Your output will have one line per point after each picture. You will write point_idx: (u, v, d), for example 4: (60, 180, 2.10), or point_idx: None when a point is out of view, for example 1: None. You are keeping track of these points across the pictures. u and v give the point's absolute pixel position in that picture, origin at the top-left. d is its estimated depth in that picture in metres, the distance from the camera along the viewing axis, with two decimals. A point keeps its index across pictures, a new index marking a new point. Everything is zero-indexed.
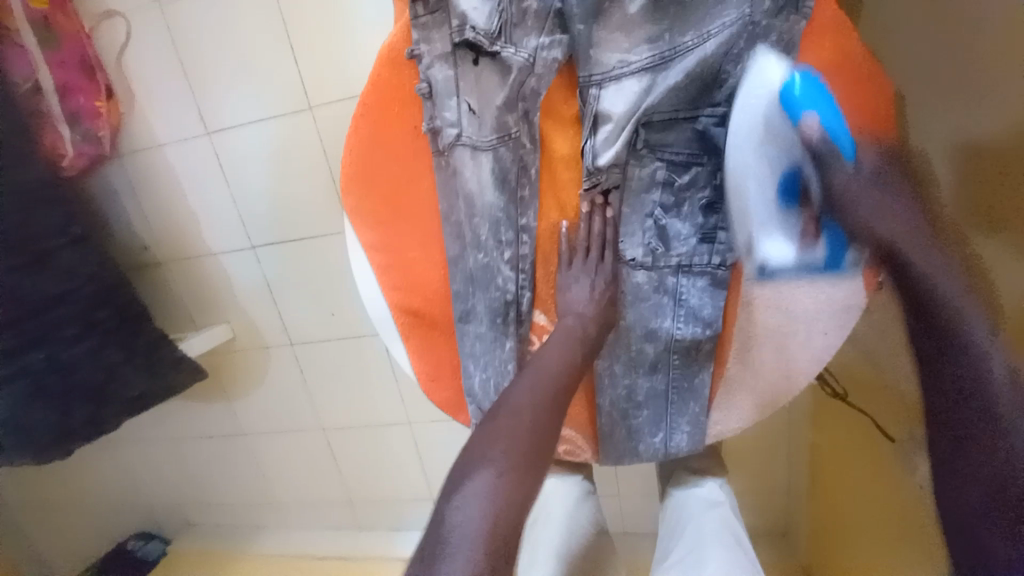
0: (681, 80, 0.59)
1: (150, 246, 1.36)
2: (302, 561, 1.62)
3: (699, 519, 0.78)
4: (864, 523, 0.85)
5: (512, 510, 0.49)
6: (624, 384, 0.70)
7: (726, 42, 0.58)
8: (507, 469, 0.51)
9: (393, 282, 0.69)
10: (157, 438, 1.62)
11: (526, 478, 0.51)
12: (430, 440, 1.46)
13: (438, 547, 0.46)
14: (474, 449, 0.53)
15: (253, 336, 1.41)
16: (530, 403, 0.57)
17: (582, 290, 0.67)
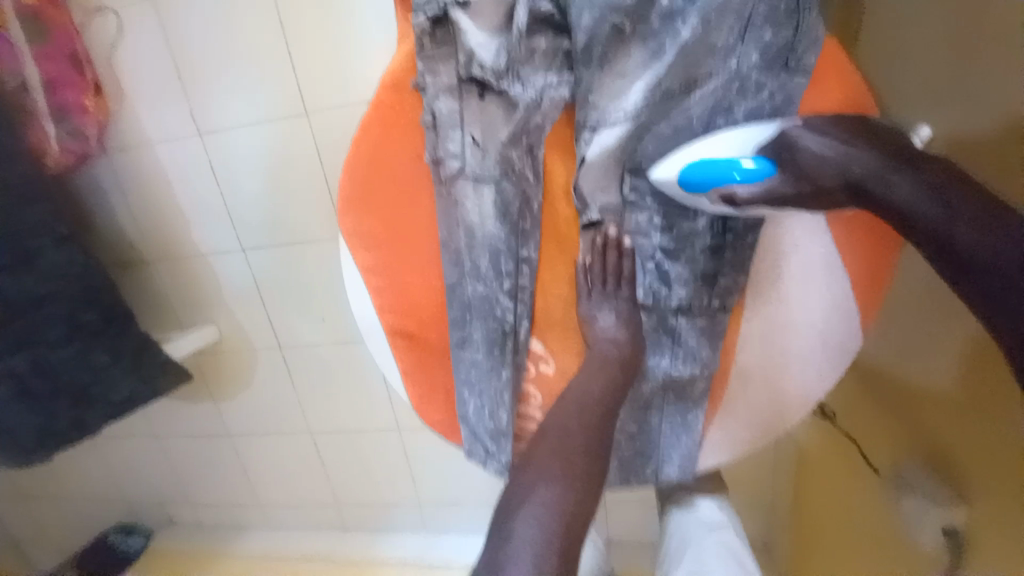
0: (667, 133, 0.60)
1: (137, 244, 1.33)
2: (286, 562, 1.61)
3: (698, 540, 0.77)
4: (845, 551, 0.88)
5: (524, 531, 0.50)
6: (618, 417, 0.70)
7: (713, 95, 0.58)
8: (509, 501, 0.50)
9: (388, 306, 0.69)
10: (140, 436, 1.60)
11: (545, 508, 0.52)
12: (419, 448, 1.46)
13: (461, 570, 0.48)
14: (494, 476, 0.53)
15: (241, 337, 1.39)
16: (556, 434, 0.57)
17: (609, 318, 0.65)
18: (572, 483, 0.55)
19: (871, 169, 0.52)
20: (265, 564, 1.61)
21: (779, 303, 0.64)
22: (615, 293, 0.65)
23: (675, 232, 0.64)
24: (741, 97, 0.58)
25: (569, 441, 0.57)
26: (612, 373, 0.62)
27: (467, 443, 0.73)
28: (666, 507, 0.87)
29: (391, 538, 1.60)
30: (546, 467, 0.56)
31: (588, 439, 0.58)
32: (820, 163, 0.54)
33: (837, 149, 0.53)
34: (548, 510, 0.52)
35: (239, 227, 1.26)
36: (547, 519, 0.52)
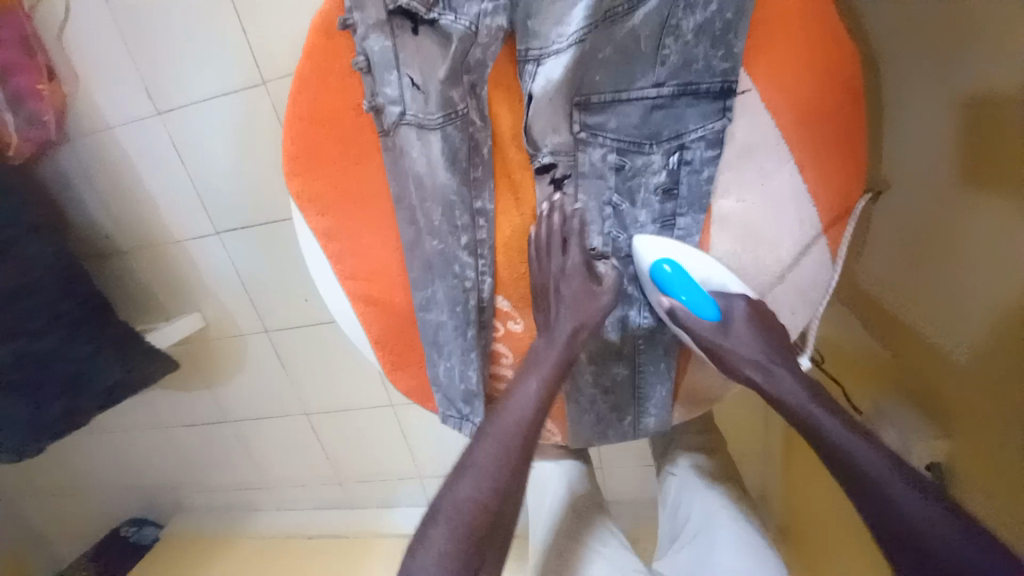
0: (613, 58, 0.55)
1: (112, 234, 1.31)
2: (294, 541, 1.64)
3: (703, 495, 0.75)
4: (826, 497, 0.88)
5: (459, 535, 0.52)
6: (591, 371, 0.69)
7: (659, 12, 0.53)
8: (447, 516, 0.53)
9: (348, 271, 0.67)
10: (140, 427, 1.61)
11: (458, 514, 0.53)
12: (414, 420, 1.46)
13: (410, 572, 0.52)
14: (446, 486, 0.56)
15: (226, 323, 1.39)
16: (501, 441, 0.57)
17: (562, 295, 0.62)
18: (476, 513, 0.53)
19: (766, 382, 0.57)
20: (274, 543, 1.65)
21: (748, 239, 0.59)
22: (567, 259, 0.62)
23: (628, 172, 0.59)
24: (687, 13, 0.53)
25: (483, 460, 0.56)
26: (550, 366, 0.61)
27: (442, 408, 0.71)
28: (663, 466, 0.85)
29: (396, 511, 1.62)
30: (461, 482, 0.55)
31: (515, 447, 0.57)
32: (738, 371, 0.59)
33: (755, 352, 0.58)
34: (450, 535, 0.52)
35: (212, 210, 1.24)
36: (445, 547, 0.51)
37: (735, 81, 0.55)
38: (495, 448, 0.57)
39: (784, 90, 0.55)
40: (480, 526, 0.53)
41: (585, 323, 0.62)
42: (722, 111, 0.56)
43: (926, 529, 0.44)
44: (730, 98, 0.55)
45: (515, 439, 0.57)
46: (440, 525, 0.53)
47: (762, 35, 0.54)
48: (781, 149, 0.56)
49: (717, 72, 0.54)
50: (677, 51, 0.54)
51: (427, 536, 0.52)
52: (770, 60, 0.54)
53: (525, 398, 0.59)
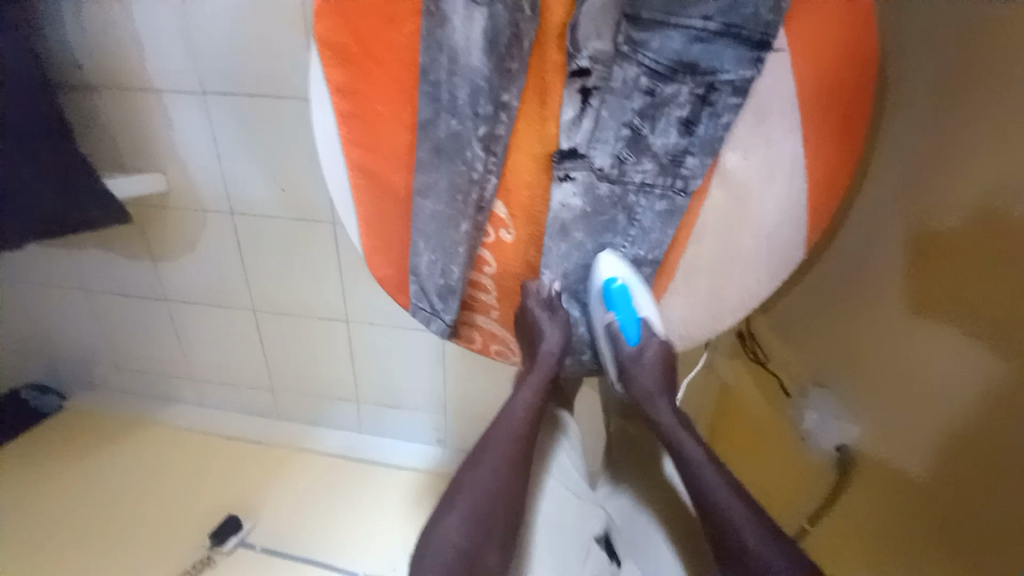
0: None
1: (82, 66, 1.19)
2: (212, 438, 1.58)
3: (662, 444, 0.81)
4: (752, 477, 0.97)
5: (475, 526, 0.61)
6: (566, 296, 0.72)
7: None
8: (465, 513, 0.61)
9: (352, 138, 0.66)
10: (65, 287, 1.49)
11: (474, 510, 0.61)
12: (365, 341, 1.45)
13: (424, 557, 0.60)
14: (454, 486, 0.64)
15: (192, 194, 1.31)
16: (506, 444, 0.66)
17: (551, 325, 0.69)
18: (491, 501, 0.62)
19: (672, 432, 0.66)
20: (190, 437, 1.59)
21: (737, 201, 0.62)
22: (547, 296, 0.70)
23: (656, 98, 0.59)
24: None
25: (493, 460, 0.65)
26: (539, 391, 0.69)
27: (415, 299, 0.72)
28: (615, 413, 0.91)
29: (322, 431, 1.60)
30: (475, 478, 0.64)
31: (516, 447, 0.66)
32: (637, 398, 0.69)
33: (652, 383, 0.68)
34: (462, 521, 0.61)
35: (204, 67, 1.15)
36: (465, 529, 0.60)
37: (774, 35, 0.56)
38: (505, 449, 0.65)
39: (817, 59, 0.57)
40: (489, 513, 0.62)
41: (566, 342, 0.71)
42: (755, 61, 0.57)
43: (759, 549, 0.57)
44: (766, 51, 0.56)
45: (520, 439, 0.67)
46: (450, 516, 0.61)
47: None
48: (793, 114, 0.58)
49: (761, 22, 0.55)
50: None
51: (448, 514, 0.62)
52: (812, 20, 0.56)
53: (521, 408, 0.69)
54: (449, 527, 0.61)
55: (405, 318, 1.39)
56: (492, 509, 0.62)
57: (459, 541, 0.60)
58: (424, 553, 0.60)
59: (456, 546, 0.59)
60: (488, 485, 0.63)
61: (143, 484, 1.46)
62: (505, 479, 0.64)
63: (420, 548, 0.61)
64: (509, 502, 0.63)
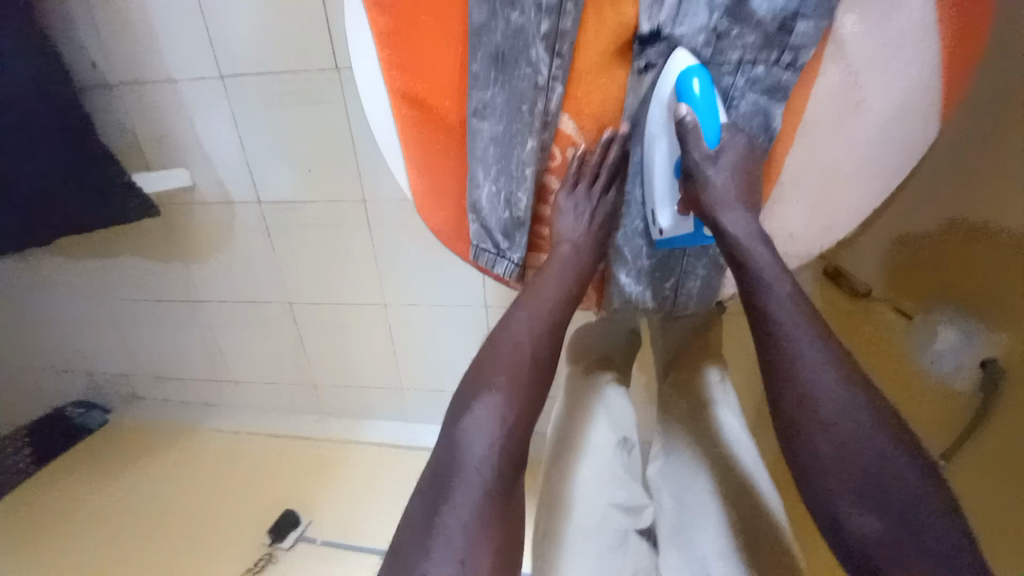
0: None
1: (96, 61, 1.15)
2: (257, 440, 1.54)
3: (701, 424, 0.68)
4: None
5: (517, 429, 0.52)
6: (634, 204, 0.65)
7: None
8: (502, 399, 0.52)
9: (396, 60, 0.59)
10: (100, 299, 1.47)
11: (523, 402, 0.53)
12: (406, 325, 1.38)
13: (449, 471, 0.50)
14: (477, 377, 0.55)
15: (216, 187, 1.26)
16: (530, 332, 0.57)
17: (576, 216, 0.64)
18: (515, 402, 0.53)
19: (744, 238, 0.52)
20: (234, 440, 1.55)
21: (855, 72, 0.53)
22: (595, 193, 0.64)
23: None
24: None
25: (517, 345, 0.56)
26: (568, 279, 0.62)
27: (476, 240, 0.64)
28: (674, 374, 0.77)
29: (368, 421, 1.55)
30: (490, 385, 0.53)
31: (546, 333, 0.58)
32: (728, 230, 0.53)
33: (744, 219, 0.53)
34: (499, 418, 0.52)
35: (217, 46, 1.10)
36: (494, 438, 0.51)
37: None
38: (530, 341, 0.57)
39: None
40: (521, 414, 0.53)
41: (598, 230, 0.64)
42: None
43: (889, 465, 0.42)
44: None
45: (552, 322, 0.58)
46: (477, 425, 0.51)
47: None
48: None
49: None
50: None
51: (468, 423, 0.51)
52: None
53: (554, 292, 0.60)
54: (472, 434, 0.51)
55: (445, 295, 1.32)
56: (530, 407, 0.54)
57: (497, 444, 0.50)
58: (441, 473, 0.50)
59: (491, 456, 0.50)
60: (518, 368, 0.55)
61: (196, 488, 1.43)
62: (532, 367, 0.55)
63: (445, 458, 0.51)
64: (534, 408, 0.54)
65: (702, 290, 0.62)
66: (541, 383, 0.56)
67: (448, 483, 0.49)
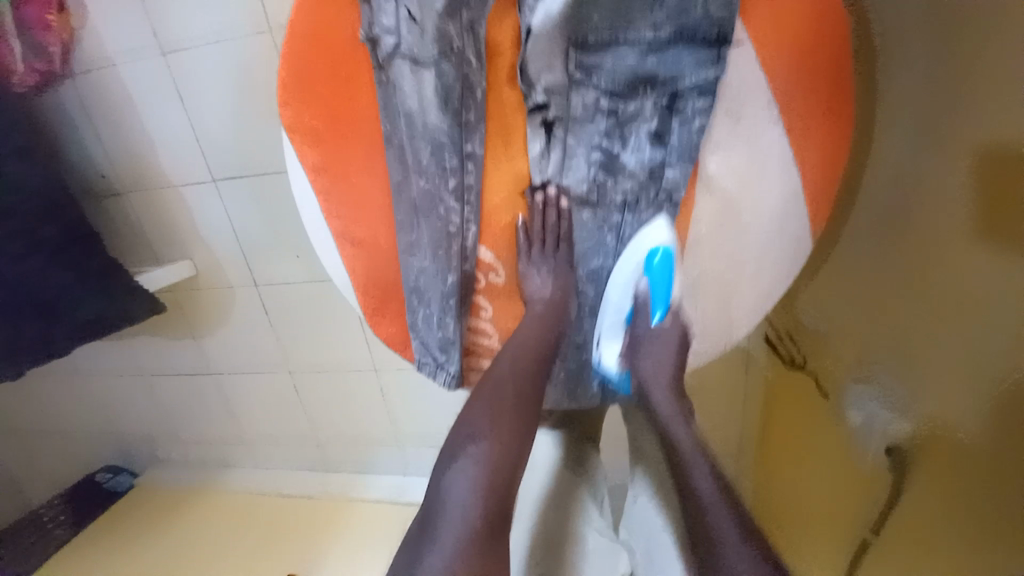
0: None
1: (107, 174, 1.30)
2: (268, 498, 1.64)
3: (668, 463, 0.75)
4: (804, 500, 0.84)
5: (503, 478, 0.54)
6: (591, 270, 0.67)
7: None
8: (491, 442, 0.55)
9: (334, 211, 0.67)
10: (122, 374, 1.61)
11: (513, 451, 0.56)
12: (396, 386, 1.47)
13: (433, 519, 0.52)
14: (462, 425, 0.58)
15: (216, 272, 1.39)
16: (512, 382, 0.60)
17: (544, 277, 0.66)
18: (503, 446, 0.55)
19: (667, 419, 0.61)
20: (248, 498, 1.66)
21: (727, 207, 0.59)
22: (553, 256, 0.66)
23: (622, 115, 0.58)
24: None
25: (497, 387, 0.60)
26: (546, 327, 0.65)
27: (419, 354, 0.72)
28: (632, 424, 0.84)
29: (370, 477, 1.63)
30: (475, 433, 0.56)
31: (518, 396, 0.59)
32: (654, 407, 0.63)
33: (666, 369, 0.63)
34: (484, 473, 0.53)
35: (207, 155, 1.23)
36: (479, 485, 0.53)
37: (732, 29, 0.53)
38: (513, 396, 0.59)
39: (780, 54, 0.53)
40: (510, 471, 0.55)
41: (559, 292, 0.66)
42: (716, 59, 0.55)
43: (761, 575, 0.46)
44: (725, 46, 0.54)
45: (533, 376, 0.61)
46: (460, 476, 0.53)
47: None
48: (773, 110, 0.55)
49: (713, 19, 0.53)
50: None
51: (454, 473, 0.54)
52: (767, 11, 0.53)
53: (524, 343, 0.64)
54: (457, 479, 0.53)
55: None
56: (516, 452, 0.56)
57: (483, 493, 0.52)
58: (429, 516, 0.53)
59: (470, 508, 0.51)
60: (504, 408, 0.58)
61: (211, 550, 1.53)
62: (514, 419, 0.58)
63: (429, 507, 0.53)
64: (518, 460, 0.56)
65: (649, 377, 0.64)
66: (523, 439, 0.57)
67: (433, 529, 0.51)
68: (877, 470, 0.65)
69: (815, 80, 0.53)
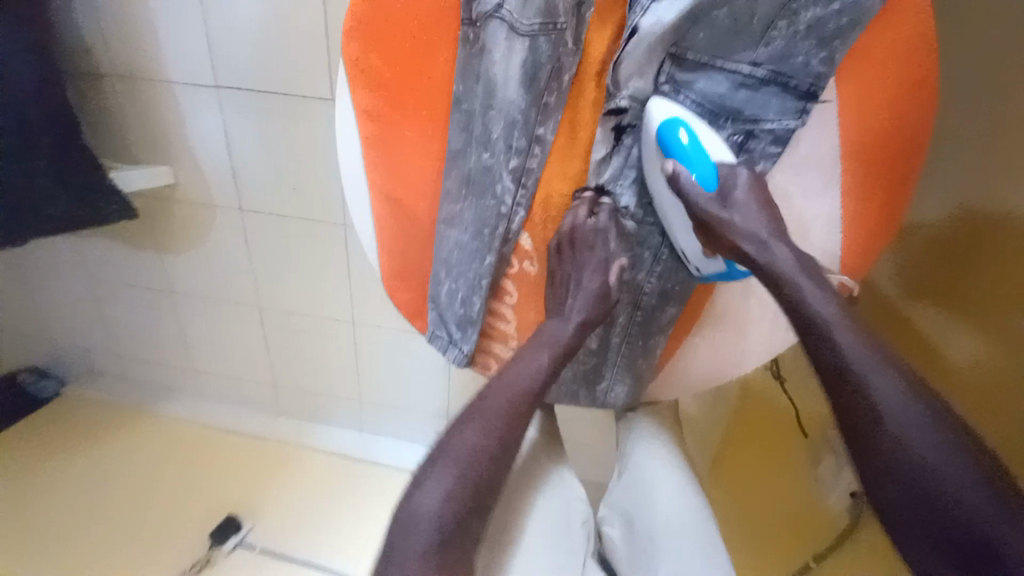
0: (723, 15, 0.53)
1: (92, 51, 1.14)
2: (211, 432, 1.57)
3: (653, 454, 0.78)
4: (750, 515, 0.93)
5: (474, 486, 0.54)
6: (628, 284, 0.66)
7: None
8: (476, 449, 0.54)
9: (377, 161, 0.63)
10: (68, 275, 1.46)
11: (498, 459, 0.55)
12: (372, 344, 1.43)
13: (409, 527, 0.51)
14: (450, 432, 0.56)
15: (200, 188, 1.27)
16: (508, 398, 0.58)
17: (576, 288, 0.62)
18: (482, 456, 0.55)
19: (799, 286, 0.52)
20: (189, 429, 1.58)
21: None
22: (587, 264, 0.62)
23: None
24: (809, 2, 0.51)
25: (488, 405, 0.57)
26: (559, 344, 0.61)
27: (434, 326, 0.71)
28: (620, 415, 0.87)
29: (323, 429, 1.59)
30: (459, 438, 0.55)
31: (513, 409, 0.57)
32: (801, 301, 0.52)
33: (759, 227, 0.54)
34: (451, 483, 0.53)
35: (217, 60, 1.11)
36: (448, 487, 0.52)
37: (823, 87, 0.53)
38: (492, 403, 0.57)
39: (861, 124, 0.54)
40: (484, 478, 0.54)
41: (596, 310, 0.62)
42: (801, 112, 0.55)
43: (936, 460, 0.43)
44: (812, 102, 0.54)
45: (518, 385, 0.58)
46: (432, 483, 0.53)
47: (872, 37, 0.52)
48: (832, 170, 0.56)
49: (812, 72, 0.53)
50: (784, 36, 0.53)
51: (427, 479, 0.53)
52: (863, 72, 0.53)
53: (531, 369, 0.59)
54: (427, 488, 0.52)
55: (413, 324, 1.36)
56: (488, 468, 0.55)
57: (452, 501, 0.52)
58: (405, 524, 0.51)
59: (438, 515, 0.51)
60: (492, 416, 0.57)
61: (147, 476, 1.48)
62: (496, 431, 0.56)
63: (401, 515, 0.52)
64: (496, 466, 0.55)
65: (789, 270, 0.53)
66: (506, 456, 0.56)
67: (405, 538, 0.50)
68: (838, 510, 0.77)
69: (887, 159, 0.55)
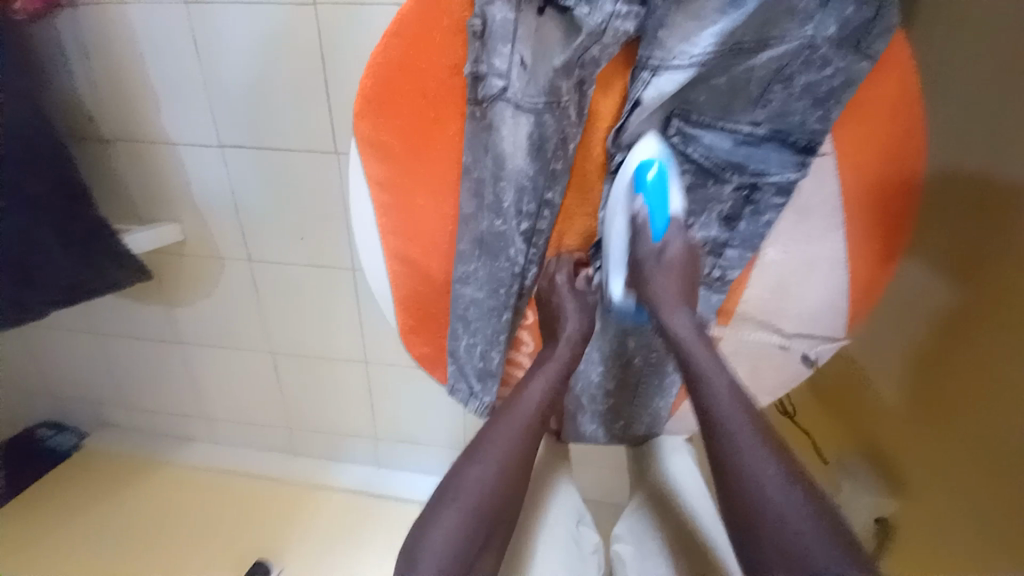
0: (723, 82, 0.59)
1: (95, 118, 1.17)
2: (229, 477, 1.59)
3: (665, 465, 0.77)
4: None
5: (491, 513, 0.56)
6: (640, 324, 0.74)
7: (781, 59, 0.56)
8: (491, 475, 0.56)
9: (392, 227, 0.66)
10: (80, 332, 1.48)
11: (513, 486, 0.58)
12: (384, 382, 1.44)
13: (415, 553, 0.53)
14: (462, 462, 0.58)
15: (207, 242, 1.30)
16: (525, 420, 0.60)
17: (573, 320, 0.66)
18: (497, 483, 0.56)
19: (688, 342, 0.58)
20: (206, 476, 1.59)
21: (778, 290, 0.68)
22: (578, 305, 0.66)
23: (699, 194, 0.65)
24: (804, 68, 0.57)
25: (507, 429, 0.60)
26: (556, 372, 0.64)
27: (453, 379, 0.73)
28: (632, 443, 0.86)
29: (340, 466, 1.60)
30: (475, 468, 0.57)
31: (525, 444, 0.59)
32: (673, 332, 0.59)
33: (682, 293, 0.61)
34: (461, 523, 0.54)
35: (221, 121, 1.14)
36: (457, 528, 0.53)
37: (819, 142, 0.60)
38: (503, 446, 0.58)
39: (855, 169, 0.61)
40: (498, 507, 0.56)
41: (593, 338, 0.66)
42: (800, 164, 0.61)
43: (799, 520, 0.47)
44: (810, 155, 0.61)
45: (529, 425, 0.60)
46: (441, 520, 0.54)
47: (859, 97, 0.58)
48: (837, 215, 0.63)
49: (808, 129, 0.59)
50: (780, 98, 0.58)
51: (436, 516, 0.54)
52: (855, 127, 0.60)
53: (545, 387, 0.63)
54: (438, 525, 0.53)
55: None
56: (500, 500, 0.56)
57: (464, 531, 0.53)
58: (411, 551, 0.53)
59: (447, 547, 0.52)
60: (510, 444, 0.59)
61: (167, 526, 1.48)
62: (513, 459, 0.58)
63: (411, 542, 0.54)
64: (511, 493, 0.58)
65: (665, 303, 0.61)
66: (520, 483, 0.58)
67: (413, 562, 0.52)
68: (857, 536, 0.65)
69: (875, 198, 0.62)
